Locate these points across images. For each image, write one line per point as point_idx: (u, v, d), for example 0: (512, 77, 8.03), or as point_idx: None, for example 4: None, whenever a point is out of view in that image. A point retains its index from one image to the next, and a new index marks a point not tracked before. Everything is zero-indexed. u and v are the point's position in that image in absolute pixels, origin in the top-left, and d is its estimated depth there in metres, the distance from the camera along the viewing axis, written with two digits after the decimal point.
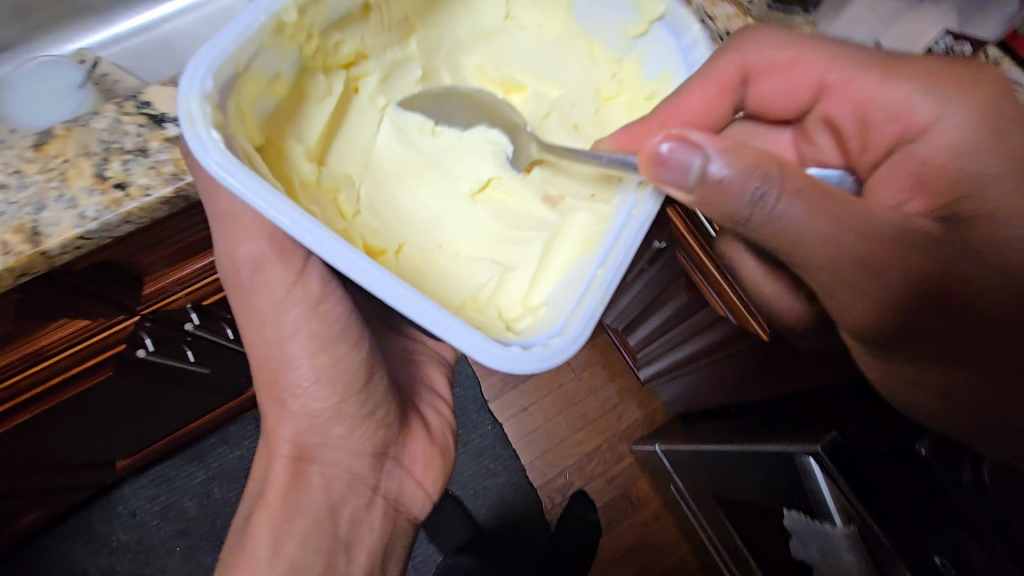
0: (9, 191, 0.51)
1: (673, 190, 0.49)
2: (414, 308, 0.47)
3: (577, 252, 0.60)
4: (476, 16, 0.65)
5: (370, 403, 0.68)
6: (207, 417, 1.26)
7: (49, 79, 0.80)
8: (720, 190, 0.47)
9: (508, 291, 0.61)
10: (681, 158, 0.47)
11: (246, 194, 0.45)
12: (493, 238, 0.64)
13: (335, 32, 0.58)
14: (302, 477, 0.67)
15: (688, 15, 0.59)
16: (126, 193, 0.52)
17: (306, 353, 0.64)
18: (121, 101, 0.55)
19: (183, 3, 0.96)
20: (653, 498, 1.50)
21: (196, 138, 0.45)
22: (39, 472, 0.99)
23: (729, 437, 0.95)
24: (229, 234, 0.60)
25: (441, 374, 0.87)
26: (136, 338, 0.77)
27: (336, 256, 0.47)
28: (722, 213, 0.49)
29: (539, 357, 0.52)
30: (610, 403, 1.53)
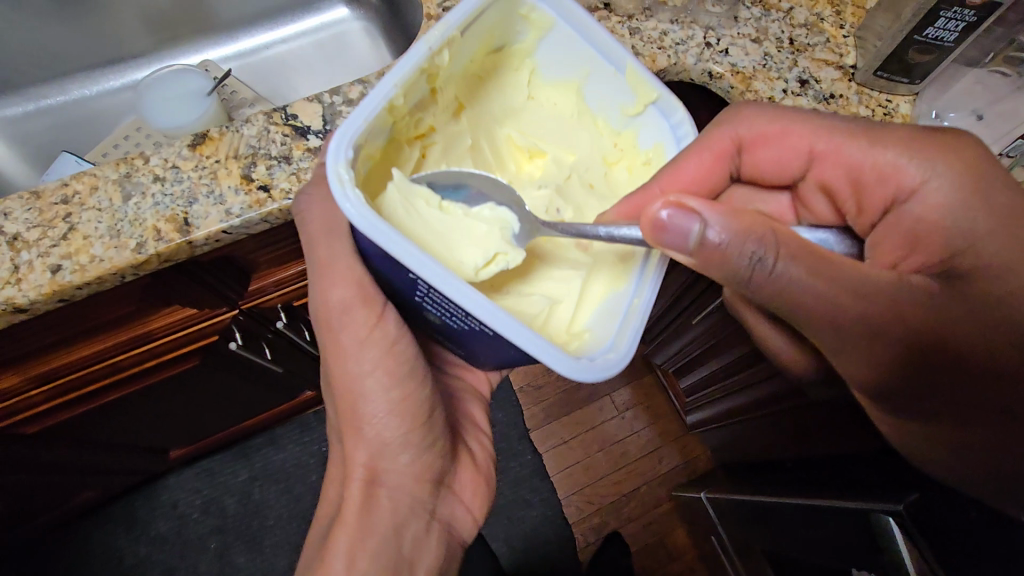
0: (166, 183, 0.56)
1: (675, 254, 0.49)
2: (511, 326, 0.50)
3: (608, 284, 0.62)
4: (505, 95, 0.65)
5: (432, 434, 0.68)
6: (262, 416, 1.29)
7: (178, 86, 0.87)
8: (722, 251, 0.48)
9: (554, 319, 0.62)
10: (684, 220, 0.47)
11: (381, 238, 0.49)
12: (531, 276, 0.64)
13: (416, 112, 0.58)
14: (372, 502, 0.65)
15: (676, 101, 0.61)
16: (269, 195, 0.57)
17: (383, 387, 0.63)
18: (270, 111, 0.60)
19: (300, 28, 1.05)
20: (688, 549, 1.47)
21: (342, 194, 0.49)
22: (107, 451, 1.03)
23: (791, 491, 0.94)
24: (321, 278, 0.61)
25: (483, 410, 0.85)
26: (231, 331, 0.81)
27: (451, 286, 0.49)
28: (717, 272, 0.50)
29: (600, 366, 0.54)
30: (651, 445, 1.53)
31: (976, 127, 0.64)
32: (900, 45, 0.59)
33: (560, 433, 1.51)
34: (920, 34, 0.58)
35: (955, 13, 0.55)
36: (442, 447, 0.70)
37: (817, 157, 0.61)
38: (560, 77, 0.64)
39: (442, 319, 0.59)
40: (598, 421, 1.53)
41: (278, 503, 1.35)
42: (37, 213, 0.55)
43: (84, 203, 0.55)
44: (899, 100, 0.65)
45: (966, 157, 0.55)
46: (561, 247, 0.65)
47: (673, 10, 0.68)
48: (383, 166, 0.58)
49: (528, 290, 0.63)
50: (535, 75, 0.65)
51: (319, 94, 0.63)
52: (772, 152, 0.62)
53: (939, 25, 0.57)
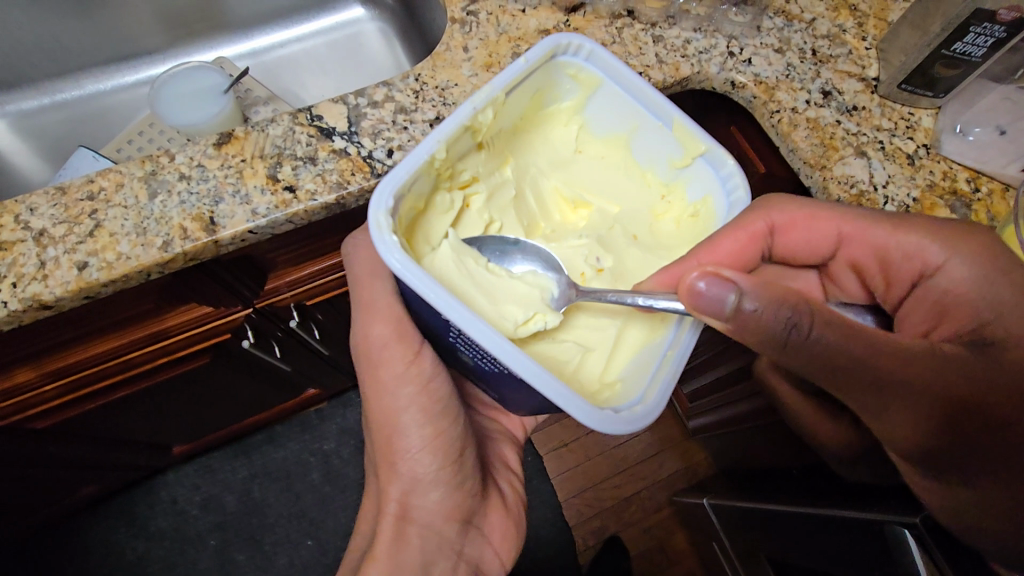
0: (192, 182, 0.56)
1: (709, 320, 0.51)
2: (530, 370, 0.50)
3: (647, 342, 0.62)
4: (551, 147, 0.68)
5: (463, 472, 0.70)
6: (266, 413, 1.30)
7: (195, 84, 0.87)
8: (761, 326, 0.50)
9: (589, 369, 0.62)
10: (712, 299, 0.50)
11: (417, 283, 0.50)
12: (574, 325, 0.64)
13: (462, 162, 0.60)
14: (402, 539, 0.67)
15: (726, 154, 0.61)
16: (295, 195, 0.57)
17: (418, 423, 0.67)
18: (296, 112, 0.60)
19: (316, 27, 1.05)
20: (688, 555, 1.47)
21: (382, 242, 0.50)
22: (112, 446, 1.02)
23: (794, 499, 0.94)
24: (365, 317, 0.67)
25: (513, 451, 0.89)
26: (243, 330, 0.81)
27: (480, 334, 0.50)
28: (760, 344, 0.51)
29: (628, 421, 0.54)
30: (652, 450, 1.54)
31: (1000, 141, 0.63)
32: (926, 59, 0.61)
33: (561, 435, 1.52)
34: (948, 49, 0.60)
35: (984, 29, 0.56)
36: (471, 487, 0.72)
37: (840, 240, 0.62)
38: (604, 132, 0.66)
39: (473, 359, 0.60)
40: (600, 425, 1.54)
41: (278, 502, 1.34)
42: (63, 209, 0.55)
43: (109, 200, 0.55)
44: (921, 113, 0.66)
45: (982, 237, 0.58)
46: (607, 300, 0.65)
47: (698, 18, 0.69)
48: (425, 216, 0.60)
49: (566, 338, 0.63)
50: (585, 130, 0.67)
51: (344, 95, 0.63)
52: (797, 231, 0.62)
53: (968, 40, 0.58)
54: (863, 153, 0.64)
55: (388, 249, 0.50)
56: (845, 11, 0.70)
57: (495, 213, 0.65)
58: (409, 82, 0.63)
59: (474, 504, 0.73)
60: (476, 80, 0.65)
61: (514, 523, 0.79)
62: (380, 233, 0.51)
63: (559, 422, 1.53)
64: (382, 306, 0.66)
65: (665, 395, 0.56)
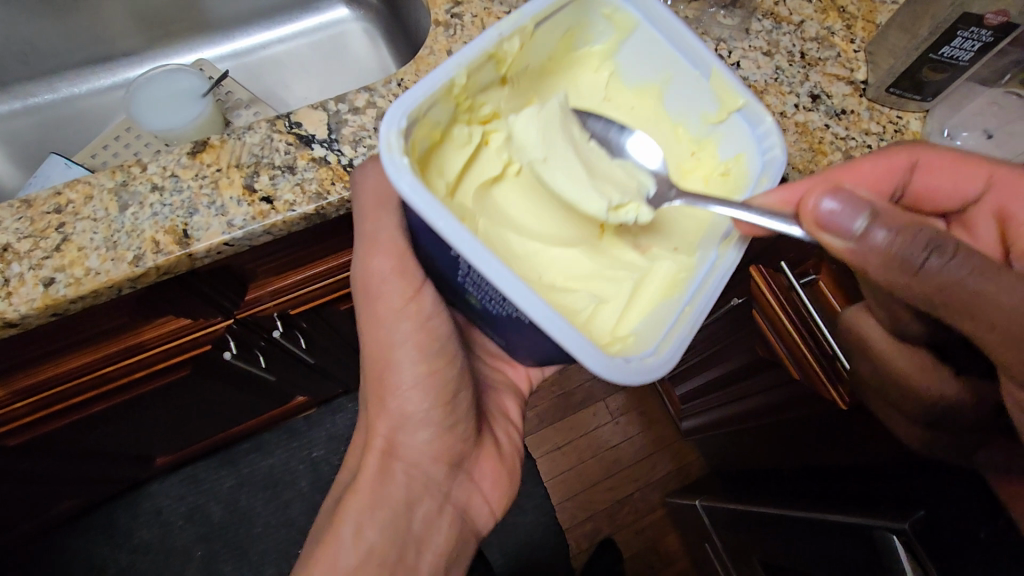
0: (165, 193, 0.54)
1: (833, 244, 0.49)
2: (545, 315, 0.49)
3: (662, 293, 0.60)
4: (578, 91, 0.64)
5: (455, 416, 0.69)
6: (252, 422, 1.27)
7: (172, 87, 0.84)
8: (893, 251, 0.47)
9: (601, 320, 0.58)
10: (851, 213, 0.48)
11: (423, 210, 0.48)
12: (586, 273, 0.59)
13: (483, 97, 0.57)
14: (387, 474, 0.67)
15: (763, 109, 0.58)
16: (272, 206, 0.55)
17: (411, 359, 0.64)
18: (274, 119, 0.58)
19: (299, 27, 1.02)
20: (680, 555, 1.47)
21: (390, 163, 0.48)
22: (92, 459, 1.00)
23: (787, 501, 0.94)
24: (365, 250, 0.61)
25: (516, 403, 0.85)
26: (225, 340, 0.79)
27: (489, 266, 0.48)
28: (888, 274, 0.48)
29: (633, 370, 0.54)
30: (645, 451, 1.53)
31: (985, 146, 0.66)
32: (915, 63, 0.60)
33: (553, 438, 1.52)
34: (936, 52, 0.59)
35: (972, 33, 0.56)
36: (463, 431, 0.71)
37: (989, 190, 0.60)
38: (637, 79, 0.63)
39: (482, 303, 0.57)
40: (591, 428, 1.53)
41: (266, 510, 1.32)
42: (29, 222, 0.53)
43: (77, 212, 0.53)
44: (910, 116, 0.65)
45: None
46: (615, 250, 0.61)
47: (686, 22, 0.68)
48: (439, 147, 0.57)
49: (577, 286, 0.59)
50: (614, 77, 0.64)
51: (325, 101, 0.61)
52: (938, 175, 0.60)
53: (955, 44, 0.57)
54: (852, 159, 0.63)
55: (397, 171, 0.47)
56: (834, 13, 0.69)
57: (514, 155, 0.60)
58: (391, 87, 0.62)
59: (467, 449, 0.72)
60: None
61: (509, 475, 0.78)
62: (390, 153, 0.48)
63: (551, 424, 1.52)
64: (386, 242, 0.60)
65: (678, 350, 0.56)
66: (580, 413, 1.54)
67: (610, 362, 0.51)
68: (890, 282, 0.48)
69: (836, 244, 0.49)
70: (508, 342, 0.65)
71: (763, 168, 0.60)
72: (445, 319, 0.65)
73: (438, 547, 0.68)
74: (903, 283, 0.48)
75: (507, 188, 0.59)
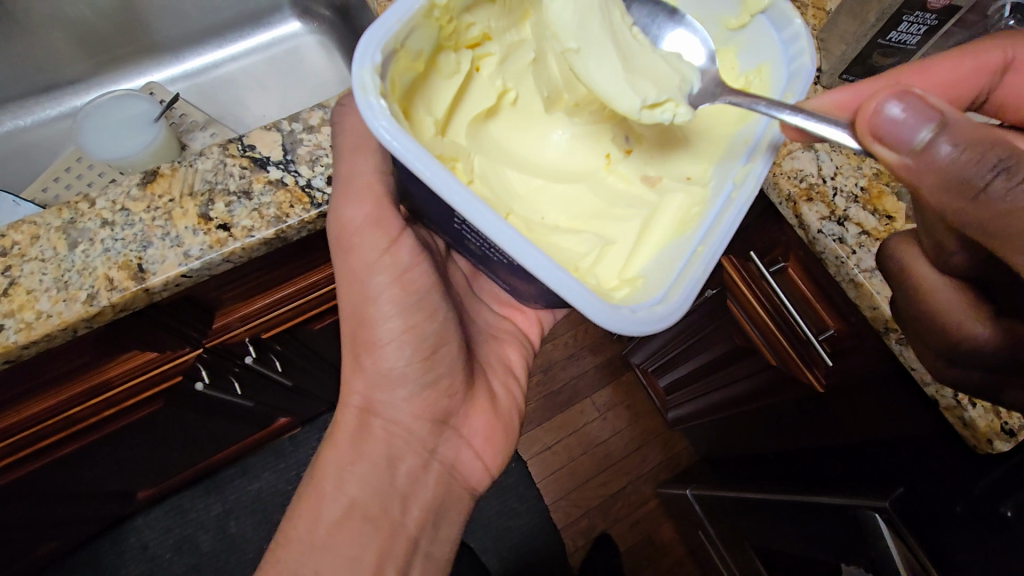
0: (116, 227, 0.53)
1: (885, 154, 0.41)
2: (539, 264, 0.46)
3: (672, 233, 0.58)
4: None
5: (437, 370, 0.67)
6: (235, 446, 1.25)
7: (121, 113, 0.82)
8: (960, 171, 0.39)
9: (608, 261, 0.57)
10: (919, 123, 0.39)
11: (408, 159, 0.45)
12: (591, 210, 0.59)
13: (467, 14, 0.54)
14: (366, 431, 0.66)
15: (791, 9, 0.55)
16: (230, 233, 0.54)
17: (387, 314, 0.61)
18: (226, 143, 0.57)
19: (253, 43, 1.00)
20: (676, 544, 1.48)
21: (366, 104, 0.45)
22: (69, 500, 0.97)
23: (773, 485, 0.95)
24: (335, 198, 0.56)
25: (520, 355, 0.84)
26: (197, 370, 0.77)
27: (483, 221, 0.45)
28: (947, 196, 0.40)
29: (640, 321, 0.51)
30: (634, 444, 1.54)
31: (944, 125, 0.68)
32: (864, 48, 0.62)
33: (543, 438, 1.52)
34: (884, 38, 0.60)
35: (918, 17, 0.57)
36: (449, 387, 0.69)
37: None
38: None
39: (479, 248, 0.56)
40: (580, 424, 1.54)
41: (256, 535, 1.30)
42: None
43: (23, 254, 0.51)
44: None
45: None
46: (626, 183, 0.60)
47: None
48: (428, 78, 0.55)
49: (582, 227, 0.58)
50: None
51: (278, 121, 0.60)
52: (1010, 88, 0.56)
53: (902, 28, 0.59)
54: (811, 146, 0.63)
55: (374, 113, 0.45)
56: None
57: (509, 82, 0.60)
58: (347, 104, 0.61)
59: (454, 402, 0.71)
60: None
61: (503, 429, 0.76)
62: (365, 95, 0.45)
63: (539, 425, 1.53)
64: (365, 184, 0.55)
65: (690, 296, 0.53)
66: (567, 411, 1.55)
67: (615, 313, 0.48)
68: (950, 208, 0.40)
69: (893, 161, 0.41)
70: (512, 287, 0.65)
71: (789, 79, 0.57)
72: (425, 268, 0.62)
73: (421, 502, 0.67)
74: (967, 213, 0.40)
75: (509, 120, 0.60)
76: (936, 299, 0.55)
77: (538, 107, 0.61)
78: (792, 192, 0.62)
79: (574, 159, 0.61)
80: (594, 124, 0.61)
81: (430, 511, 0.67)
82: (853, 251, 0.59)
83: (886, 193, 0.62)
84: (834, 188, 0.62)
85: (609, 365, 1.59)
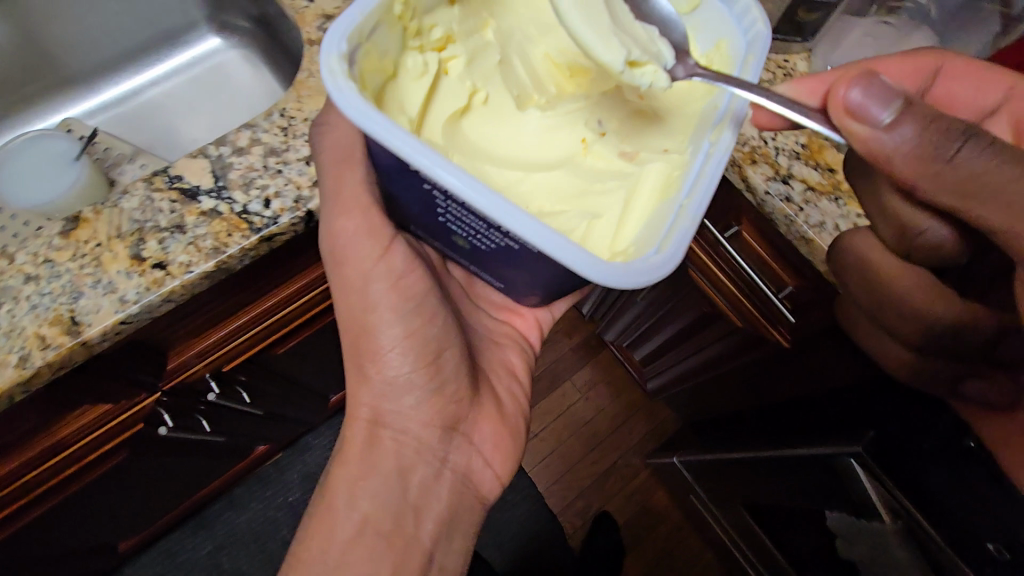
0: (42, 281, 0.50)
1: (858, 130, 0.43)
2: (524, 227, 0.45)
3: (656, 198, 0.55)
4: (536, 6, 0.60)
5: (441, 376, 0.65)
6: (217, 482, 1.21)
7: (40, 155, 0.77)
8: (929, 140, 0.42)
9: (596, 239, 0.56)
10: (883, 101, 0.42)
11: (383, 137, 0.45)
12: (571, 193, 0.58)
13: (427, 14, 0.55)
14: (375, 443, 0.65)
15: None
16: (167, 272, 0.51)
17: (386, 321, 0.61)
18: (151, 177, 0.54)
19: (172, 65, 0.95)
20: (671, 510, 1.51)
21: (337, 88, 0.45)
22: (44, 565, 0.92)
23: (750, 443, 0.97)
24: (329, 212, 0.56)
25: (521, 358, 0.81)
26: (159, 415, 0.74)
27: (462, 185, 0.45)
28: (914, 168, 0.43)
29: (637, 272, 0.48)
30: (619, 419, 1.56)
31: None
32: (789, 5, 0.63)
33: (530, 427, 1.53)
34: None
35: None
36: (455, 392, 0.67)
37: (1004, 100, 0.59)
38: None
39: (468, 240, 0.56)
40: (564, 408, 1.55)
41: (252, 567, 1.26)
42: None
43: None
44: (796, 58, 0.67)
45: None
46: (601, 162, 0.59)
47: None
48: (396, 82, 0.55)
49: (563, 209, 0.57)
50: None
51: (204, 147, 0.57)
52: (957, 87, 0.60)
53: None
54: None
55: (345, 96, 0.45)
56: None
57: (477, 85, 0.58)
58: (274, 120, 0.58)
59: (463, 404, 0.69)
60: None
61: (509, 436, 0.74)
62: (334, 80, 0.46)
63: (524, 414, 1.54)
64: (352, 198, 0.54)
65: (682, 245, 0.50)
66: (550, 397, 1.56)
67: (610, 267, 0.46)
68: (925, 185, 0.43)
69: (864, 141, 0.44)
70: (505, 283, 0.64)
71: (749, 47, 0.56)
72: (419, 274, 0.61)
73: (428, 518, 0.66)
74: (938, 181, 0.42)
75: (482, 121, 0.58)
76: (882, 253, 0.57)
77: (509, 106, 0.59)
78: (737, 157, 0.62)
79: (548, 148, 0.59)
80: (564, 117, 0.60)
81: (445, 521, 0.66)
82: (800, 208, 0.60)
83: (825, 146, 0.63)
84: (776, 147, 0.62)
85: (586, 345, 1.60)
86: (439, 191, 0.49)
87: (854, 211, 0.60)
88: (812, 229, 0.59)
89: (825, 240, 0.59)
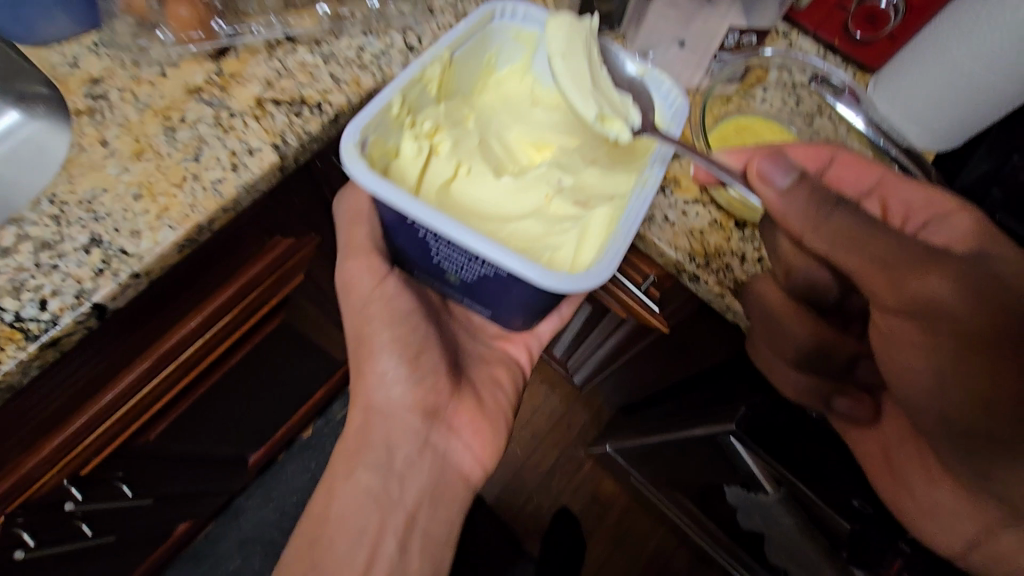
0: None
1: (763, 192, 0.44)
2: (487, 247, 0.47)
3: (606, 228, 0.53)
4: (507, 99, 0.63)
5: (425, 363, 0.68)
6: None
7: None
8: (816, 209, 0.42)
9: (562, 255, 0.54)
10: (780, 171, 0.44)
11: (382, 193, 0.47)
12: (536, 234, 0.55)
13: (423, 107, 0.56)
14: (370, 424, 0.68)
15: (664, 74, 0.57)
16: None
17: (385, 326, 0.65)
18: None
19: None
20: (620, 495, 1.52)
21: (355, 163, 0.48)
22: None
23: (655, 425, 0.99)
24: (349, 226, 0.62)
25: (507, 377, 0.77)
26: (15, 538, 0.68)
27: (443, 222, 0.47)
28: (800, 224, 0.42)
29: (576, 279, 0.47)
30: (556, 414, 1.56)
31: (680, 56, 0.62)
32: None
33: None
34: None
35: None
36: (438, 384, 0.69)
37: (876, 186, 0.56)
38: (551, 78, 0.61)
39: (460, 274, 0.56)
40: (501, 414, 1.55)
41: None
42: None
43: None
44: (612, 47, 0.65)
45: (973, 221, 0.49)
46: (568, 199, 0.57)
47: (363, 19, 0.63)
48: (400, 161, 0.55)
49: (535, 239, 0.55)
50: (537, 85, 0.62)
51: None
52: (840, 171, 0.57)
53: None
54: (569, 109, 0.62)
55: (350, 155, 0.48)
56: None
57: (463, 158, 0.57)
58: (43, 209, 0.52)
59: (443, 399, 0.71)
60: (128, 177, 0.54)
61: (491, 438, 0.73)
62: (352, 156, 0.49)
63: None
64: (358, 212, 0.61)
65: (613, 262, 0.48)
66: None
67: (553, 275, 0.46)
68: (813, 242, 0.42)
69: (767, 199, 0.45)
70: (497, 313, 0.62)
71: (672, 116, 0.57)
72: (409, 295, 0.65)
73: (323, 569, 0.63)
74: (819, 241, 0.41)
75: (474, 183, 0.57)
76: (711, 241, 0.57)
77: (488, 173, 0.58)
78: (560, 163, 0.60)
79: (514, 202, 0.56)
80: (533, 178, 0.58)
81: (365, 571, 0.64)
82: None
83: None
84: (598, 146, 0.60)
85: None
86: (422, 225, 0.50)
87: (680, 200, 0.59)
88: (640, 225, 0.58)
89: (655, 234, 0.57)
